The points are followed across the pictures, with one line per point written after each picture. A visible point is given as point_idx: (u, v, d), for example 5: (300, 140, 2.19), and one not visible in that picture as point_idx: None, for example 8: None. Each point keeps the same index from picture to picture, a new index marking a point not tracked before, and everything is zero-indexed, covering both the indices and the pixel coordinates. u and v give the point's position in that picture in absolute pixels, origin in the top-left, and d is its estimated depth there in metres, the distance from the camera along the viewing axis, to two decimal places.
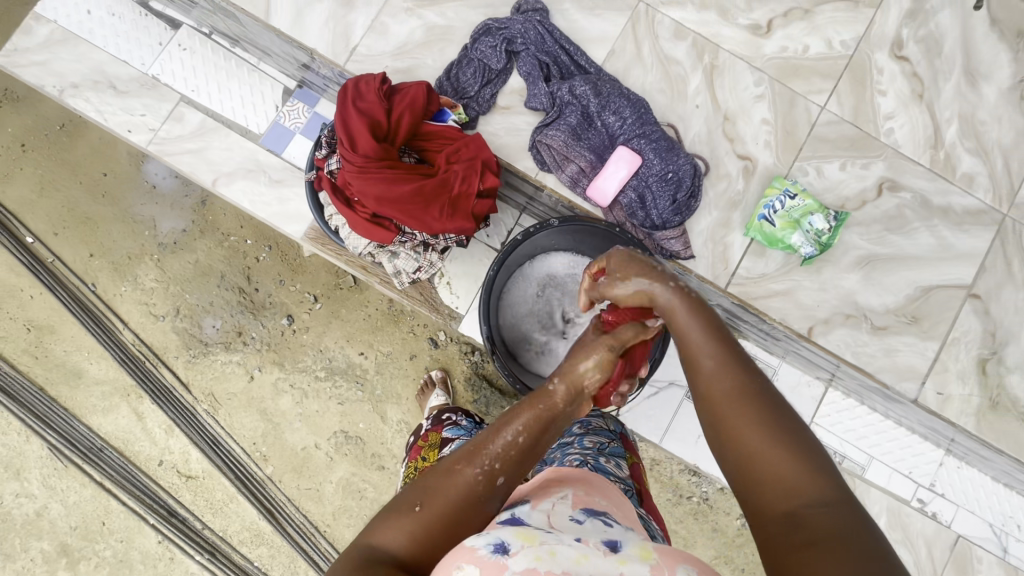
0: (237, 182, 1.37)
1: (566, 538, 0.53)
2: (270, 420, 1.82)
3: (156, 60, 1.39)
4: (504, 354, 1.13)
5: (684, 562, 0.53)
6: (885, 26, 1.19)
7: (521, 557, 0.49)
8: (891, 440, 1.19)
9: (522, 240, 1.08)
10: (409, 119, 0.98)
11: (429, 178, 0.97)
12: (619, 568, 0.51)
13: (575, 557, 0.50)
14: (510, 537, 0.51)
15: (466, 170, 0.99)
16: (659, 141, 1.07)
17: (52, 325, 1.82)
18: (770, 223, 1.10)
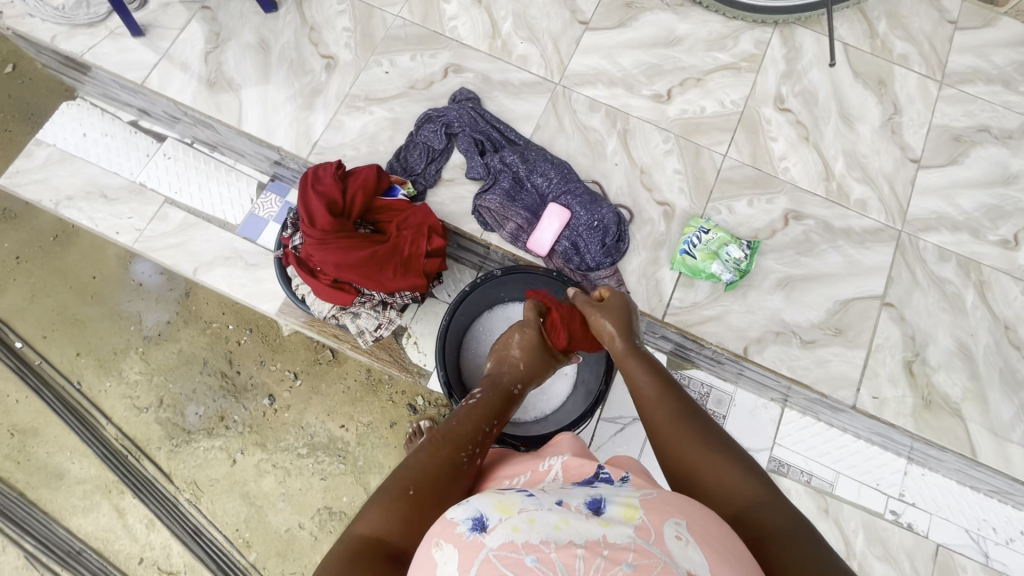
0: (216, 269, 1.49)
1: (548, 505, 0.58)
2: (253, 504, 1.81)
3: (144, 168, 1.56)
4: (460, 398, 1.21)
5: (670, 517, 0.57)
6: (767, 86, 1.41)
7: (496, 532, 0.55)
8: (848, 452, 1.43)
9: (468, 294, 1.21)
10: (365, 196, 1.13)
11: (382, 245, 1.11)
12: (601, 530, 0.55)
13: (555, 522, 0.55)
14: (488, 512, 0.57)
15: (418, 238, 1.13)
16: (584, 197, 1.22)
17: (36, 428, 1.85)
18: (692, 256, 1.23)
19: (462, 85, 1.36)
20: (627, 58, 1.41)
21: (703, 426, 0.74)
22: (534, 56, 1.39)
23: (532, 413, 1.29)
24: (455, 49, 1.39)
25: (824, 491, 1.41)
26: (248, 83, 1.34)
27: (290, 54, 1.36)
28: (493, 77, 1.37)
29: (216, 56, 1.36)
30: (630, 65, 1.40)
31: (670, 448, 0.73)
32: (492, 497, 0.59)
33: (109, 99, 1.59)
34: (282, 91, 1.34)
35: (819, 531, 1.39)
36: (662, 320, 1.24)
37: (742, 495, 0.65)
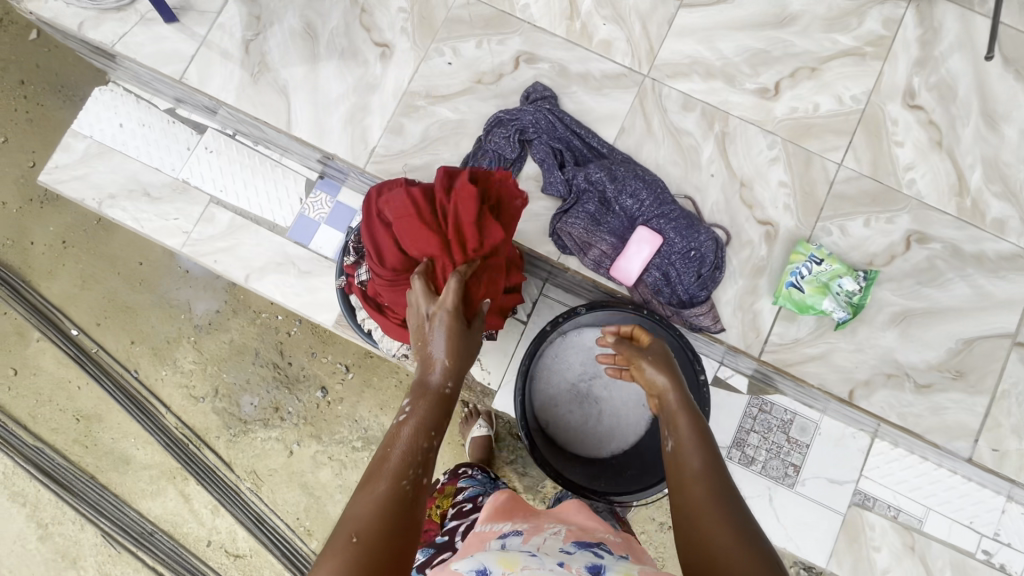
0: (268, 276, 1.41)
1: (548, 564, 0.62)
2: (311, 494, 1.84)
3: (186, 164, 1.45)
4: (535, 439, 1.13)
5: None
6: (896, 77, 1.18)
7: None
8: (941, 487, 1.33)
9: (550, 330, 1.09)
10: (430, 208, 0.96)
11: None
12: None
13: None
14: (490, 565, 0.63)
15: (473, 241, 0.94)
16: (680, 222, 1.08)
17: (99, 414, 1.89)
18: (799, 289, 1.08)
19: (536, 79, 1.18)
20: (728, 43, 1.19)
21: (728, 498, 0.64)
22: (619, 41, 1.19)
23: (607, 449, 1.20)
24: (526, 34, 1.19)
25: (911, 527, 1.33)
26: (295, 78, 1.19)
27: (340, 42, 1.20)
28: (571, 68, 1.18)
29: (258, 45, 1.20)
30: (732, 51, 1.19)
31: (694, 519, 0.62)
32: (498, 552, 0.66)
33: (143, 85, 1.46)
34: (333, 88, 1.19)
35: (903, 568, 1.32)
36: (758, 359, 1.12)
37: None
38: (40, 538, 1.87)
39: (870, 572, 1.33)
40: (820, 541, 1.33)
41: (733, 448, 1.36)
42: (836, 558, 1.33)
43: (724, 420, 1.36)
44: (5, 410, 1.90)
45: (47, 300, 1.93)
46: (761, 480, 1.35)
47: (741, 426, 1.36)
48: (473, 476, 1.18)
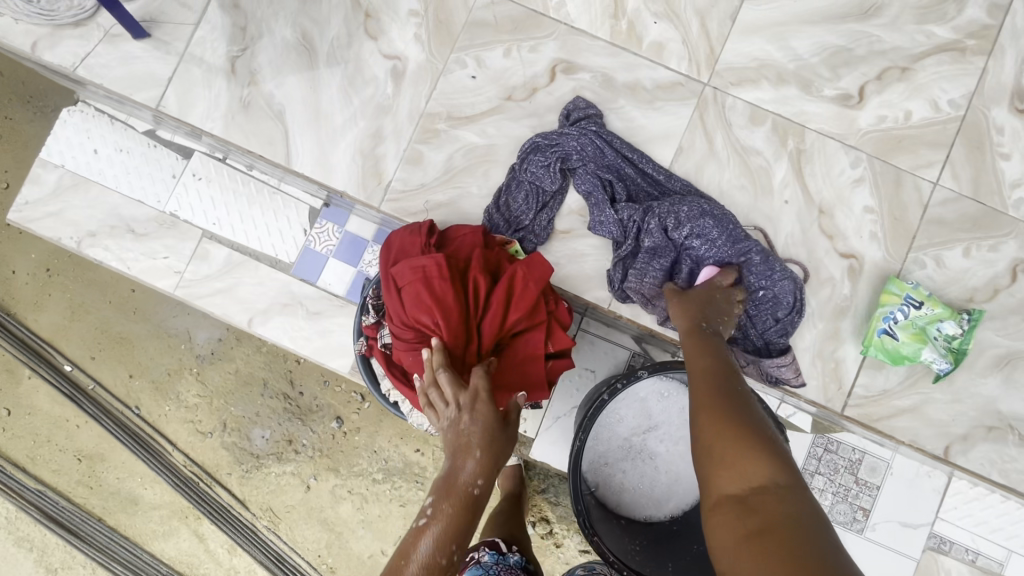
0: (274, 319, 1.26)
1: None
2: (333, 530, 1.74)
3: (172, 194, 1.28)
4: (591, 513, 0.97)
5: None
6: (1001, 76, 1.00)
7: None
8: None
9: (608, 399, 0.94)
10: (456, 268, 0.83)
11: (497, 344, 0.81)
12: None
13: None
14: None
15: (506, 319, 0.82)
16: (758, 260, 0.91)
17: (102, 454, 1.77)
18: (893, 337, 0.93)
19: (576, 93, 1.00)
20: (803, 41, 1.01)
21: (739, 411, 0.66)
22: (674, 43, 1.01)
23: (665, 510, 1.06)
24: (564, 38, 1.01)
25: (990, 571, 1.22)
26: (292, 99, 1.01)
27: (343, 55, 1.01)
28: (617, 78, 1.00)
29: (247, 62, 1.02)
30: (807, 50, 1.01)
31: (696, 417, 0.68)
32: None
33: (117, 104, 1.27)
34: (339, 110, 1.01)
35: None
36: (841, 414, 0.98)
37: (781, 496, 0.53)
38: None
39: None
40: None
41: None
42: None
43: None
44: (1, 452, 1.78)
45: (36, 334, 1.79)
46: None
47: (805, 469, 1.23)
48: (478, 563, 0.95)
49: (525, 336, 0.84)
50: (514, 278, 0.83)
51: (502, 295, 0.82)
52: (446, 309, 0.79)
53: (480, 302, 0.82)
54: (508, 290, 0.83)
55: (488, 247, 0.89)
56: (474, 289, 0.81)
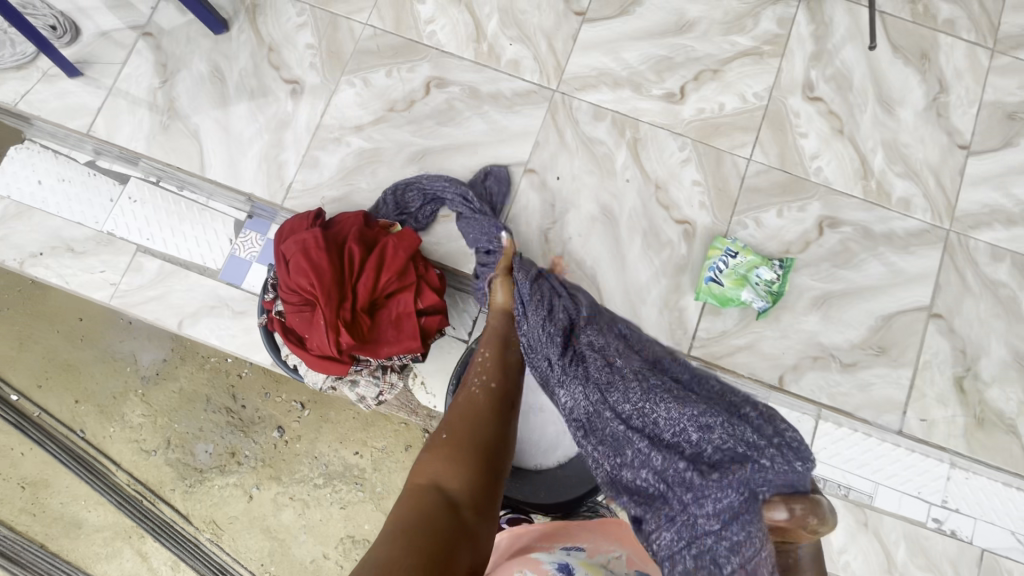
0: (203, 320, 1.39)
1: None
2: (275, 538, 1.79)
3: (109, 216, 1.42)
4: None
5: None
6: (794, 72, 1.23)
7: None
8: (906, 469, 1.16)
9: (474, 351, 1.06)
10: (334, 242, 0.99)
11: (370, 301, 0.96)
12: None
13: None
14: (573, 567, 0.75)
15: (379, 281, 0.98)
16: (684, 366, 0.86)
17: (46, 479, 1.81)
18: (719, 283, 1.11)
19: (448, 102, 1.20)
20: (632, 53, 1.23)
21: None
22: (527, 59, 1.22)
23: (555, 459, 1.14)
24: (435, 59, 1.21)
25: (861, 505, 1.17)
26: (207, 120, 1.19)
27: (249, 81, 1.20)
28: (481, 89, 1.21)
29: (167, 91, 1.20)
30: (636, 60, 1.23)
31: None
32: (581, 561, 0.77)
33: (59, 139, 1.43)
34: (247, 127, 1.19)
35: None
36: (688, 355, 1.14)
37: None
38: None
39: None
40: None
41: None
42: None
43: None
44: None
45: None
46: None
47: None
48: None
49: (397, 297, 1.00)
50: (385, 248, 0.99)
51: (375, 261, 0.98)
52: (322, 272, 0.94)
53: (355, 267, 0.97)
54: (380, 257, 0.99)
55: (367, 226, 1.05)
56: (349, 257, 0.97)
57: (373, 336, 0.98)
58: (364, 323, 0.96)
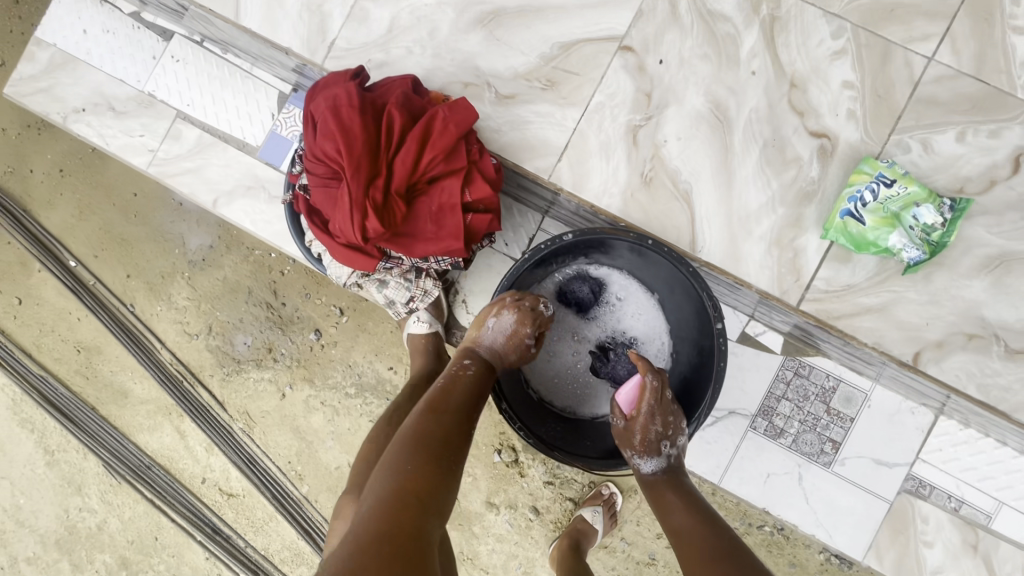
0: (237, 202, 1.27)
1: None
2: (302, 438, 1.76)
3: (150, 75, 1.31)
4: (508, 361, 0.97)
5: None
6: None
7: None
8: None
9: (547, 250, 0.89)
10: (374, 104, 0.80)
11: (404, 180, 0.77)
12: None
13: None
14: None
15: (421, 158, 0.79)
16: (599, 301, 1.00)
17: (99, 346, 1.86)
18: (858, 219, 0.99)
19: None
20: None
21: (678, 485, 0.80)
22: None
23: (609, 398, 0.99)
24: None
25: (974, 524, 1.10)
26: None
27: None
28: None
29: None
30: None
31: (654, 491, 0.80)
32: None
33: None
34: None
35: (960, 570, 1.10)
36: (794, 308, 1.04)
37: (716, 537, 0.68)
38: (48, 464, 1.87)
39: (918, 571, 1.10)
40: (858, 531, 1.12)
41: (758, 416, 1.14)
42: (875, 552, 1.12)
43: (751, 382, 1.14)
44: (12, 338, 1.88)
45: (46, 229, 1.87)
46: (790, 456, 1.14)
47: (771, 393, 1.13)
48: None
49: (440, 184, 0.81)
50: (432, 119, 0.80)
51: (419, 131, 0.78)
52: (351, 138, 0.75)
53: (394, 138, 0.78)
54: (426, 129, 0.79)
55: (416, 94, 0.85)
56: (387, 124, 0.78)
57: (407, 229, 0.81)
58: (398, 210, 0.78)
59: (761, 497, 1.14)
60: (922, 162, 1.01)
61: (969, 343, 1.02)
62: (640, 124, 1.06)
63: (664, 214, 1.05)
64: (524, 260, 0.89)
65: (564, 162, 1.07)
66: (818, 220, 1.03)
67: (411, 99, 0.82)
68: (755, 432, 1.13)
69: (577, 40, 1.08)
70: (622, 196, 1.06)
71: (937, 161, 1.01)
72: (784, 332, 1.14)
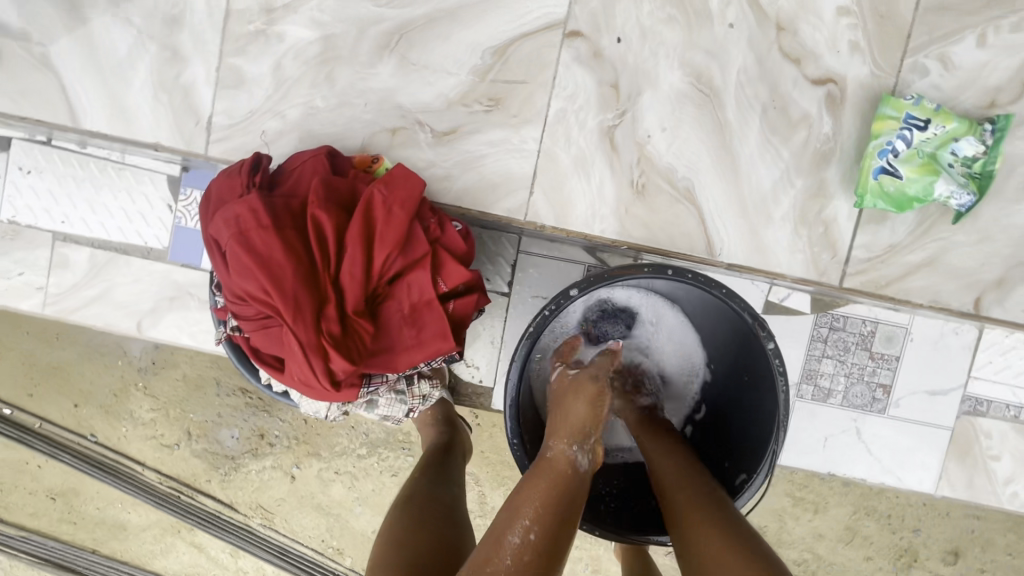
0: (165, 318, 1.07)
1: None
2: (329, 514, 1.51)
3: (3, 198, 1.05)
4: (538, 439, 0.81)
5: None
6: None
7: None
8: None
9: (553, 313, 0.72)
10: (290, 209, 0.62)
11: (360, 295, 0.61)
12: None
13: None
14: None
15: (371, 259, 0.62)
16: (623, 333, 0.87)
17: (74, 487, 1.55)
18: (896, 173, 0.91)
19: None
20: None
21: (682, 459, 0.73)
22: None
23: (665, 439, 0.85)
24: None
25: None
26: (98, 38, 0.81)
27: None
28: None
29: None
30: None
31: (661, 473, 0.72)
32: None
33: None
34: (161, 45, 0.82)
35: None
36: (819, 284, 1.00)
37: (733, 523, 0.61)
38: None
39: (992, 485, 1.08)
40: (927, 463, 1.08)
41: (802, 382, 1.06)
42: (946, 481, 1.08)
43: (789, 351, 1.05)
44: None
45: None
46: (843, 413, 1.07)
47: (810, 355, 1.05)
48: None
49: (405, 281, 0.64)
50: (370, 205, 0.62)
51: (359, 227, 0.61)
52: (277, 267, 0.57)
53: (331, 246, 0.60)
54: (366, 221, 0.62)
55: (337, 175, 0.67)
56: (316, 232, 0.60)
57: (381, 346, 0.65)
58: (364, 331, 0.62)
59: (823, 461, 1.09)
60: (945, 83, 0.93)
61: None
62: (614, 123, 0.94)
63: (671, 220, 0.95)
64: (526, 340, 0.72)
65: (538, 191, 0.95)
66: (847, 186, 0.96)
67: (332, 184, 0.64)
68: (803, 399, 1.06)
69: (515, 38, 0.92)
70: (615, 215, 0.95)
71: (960, 78, 0.93)
72: (809, 291, 1.03)
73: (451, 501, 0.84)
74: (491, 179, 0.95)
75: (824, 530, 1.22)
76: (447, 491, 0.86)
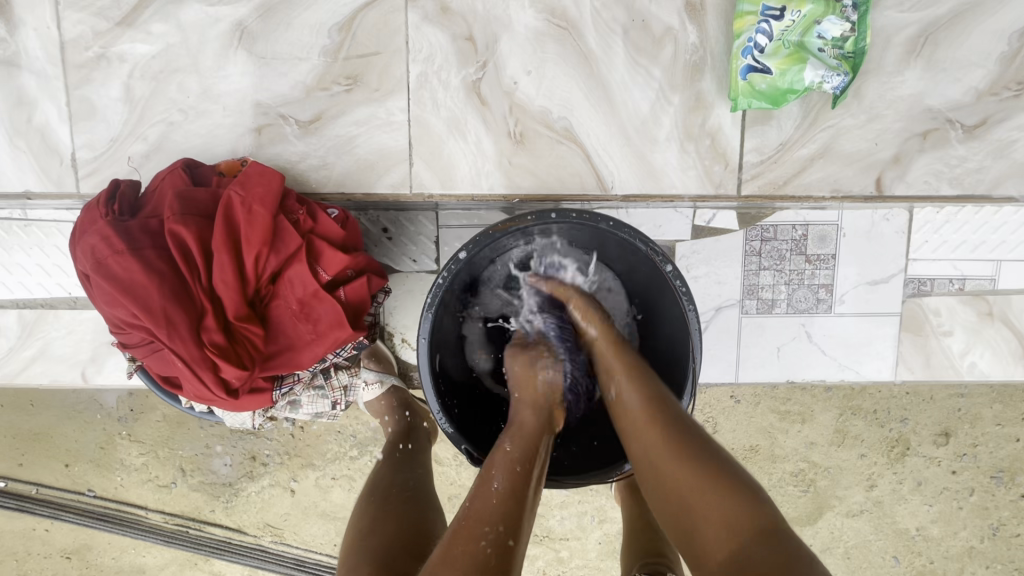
0: (108, 362, 1.07)
1: None
2: (335, 518, 1.48)
3: None
4: (470, 410, 0.83)
5: None
6: None
7: None
8: None
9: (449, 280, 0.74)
10: (149, 231, 0.63)
11: (239, 300, 0.63)
12: None
13: None
14: None
15: (242, 264, 0.64)
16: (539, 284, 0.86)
17: (86, 542, 1.51)
18: (766, 71, 0.91)
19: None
20: None
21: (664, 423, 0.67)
22: None
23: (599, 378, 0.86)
24: None
25: (982, 293, 1.06)
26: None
27: None
28: None
29: None
30: None
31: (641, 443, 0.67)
32: None
33: None
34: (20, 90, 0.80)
35: (985, 339, 1.08)
36: (733, 198, 1.01)
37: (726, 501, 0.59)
38: None
39: (948, 360, 1.09)
40: (881, 353, 1.08)
41: (745, 298, 1.06)
42: (903, 365, 1.09)
43: (724, 269, 1.04)
44: None
45: None
46: (792, 319, 1.07)
47: (747, 271, 1.04)
48: None
49: (285, 277, 0.67)
50: (229, 212, 0.64)
51: (222, 235, 0.63)
52: (142, 290, 0.59)
53: (196, 259, 0.62)
54: (228, 228, 0.64)
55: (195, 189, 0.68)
56: (179, 248, 0.62)
57: (278, 345, 0.67)
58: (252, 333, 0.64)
59: (780, 371, 1.09)
60: None
61: (926, 142, 1.00)
62: (478, 76, 0.93)
63: (555, 163, 0.96)
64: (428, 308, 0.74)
65: (418, 161, 0.95)
66: (722, 91, 0.95)
67: (188, 198, 0.65)
68: (749, 314, 1.06)
69: (355, 11, 0.91)
70: (499, 169, 0.95)
71: None
72: (733, 206, 1.02)
73: (411, 484, 0.83)
74: (368, 160, 0.95)
75: (814, 437, 1.22)
76: (407, 475, 0.85)
